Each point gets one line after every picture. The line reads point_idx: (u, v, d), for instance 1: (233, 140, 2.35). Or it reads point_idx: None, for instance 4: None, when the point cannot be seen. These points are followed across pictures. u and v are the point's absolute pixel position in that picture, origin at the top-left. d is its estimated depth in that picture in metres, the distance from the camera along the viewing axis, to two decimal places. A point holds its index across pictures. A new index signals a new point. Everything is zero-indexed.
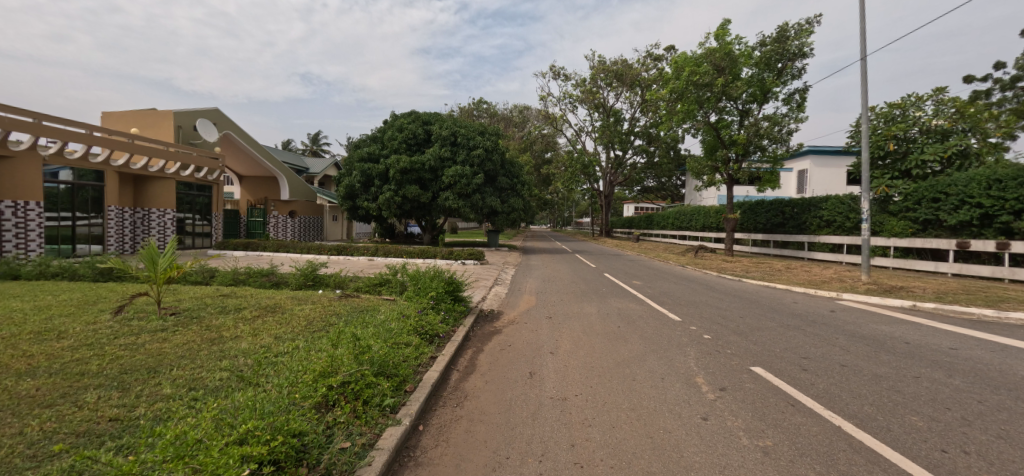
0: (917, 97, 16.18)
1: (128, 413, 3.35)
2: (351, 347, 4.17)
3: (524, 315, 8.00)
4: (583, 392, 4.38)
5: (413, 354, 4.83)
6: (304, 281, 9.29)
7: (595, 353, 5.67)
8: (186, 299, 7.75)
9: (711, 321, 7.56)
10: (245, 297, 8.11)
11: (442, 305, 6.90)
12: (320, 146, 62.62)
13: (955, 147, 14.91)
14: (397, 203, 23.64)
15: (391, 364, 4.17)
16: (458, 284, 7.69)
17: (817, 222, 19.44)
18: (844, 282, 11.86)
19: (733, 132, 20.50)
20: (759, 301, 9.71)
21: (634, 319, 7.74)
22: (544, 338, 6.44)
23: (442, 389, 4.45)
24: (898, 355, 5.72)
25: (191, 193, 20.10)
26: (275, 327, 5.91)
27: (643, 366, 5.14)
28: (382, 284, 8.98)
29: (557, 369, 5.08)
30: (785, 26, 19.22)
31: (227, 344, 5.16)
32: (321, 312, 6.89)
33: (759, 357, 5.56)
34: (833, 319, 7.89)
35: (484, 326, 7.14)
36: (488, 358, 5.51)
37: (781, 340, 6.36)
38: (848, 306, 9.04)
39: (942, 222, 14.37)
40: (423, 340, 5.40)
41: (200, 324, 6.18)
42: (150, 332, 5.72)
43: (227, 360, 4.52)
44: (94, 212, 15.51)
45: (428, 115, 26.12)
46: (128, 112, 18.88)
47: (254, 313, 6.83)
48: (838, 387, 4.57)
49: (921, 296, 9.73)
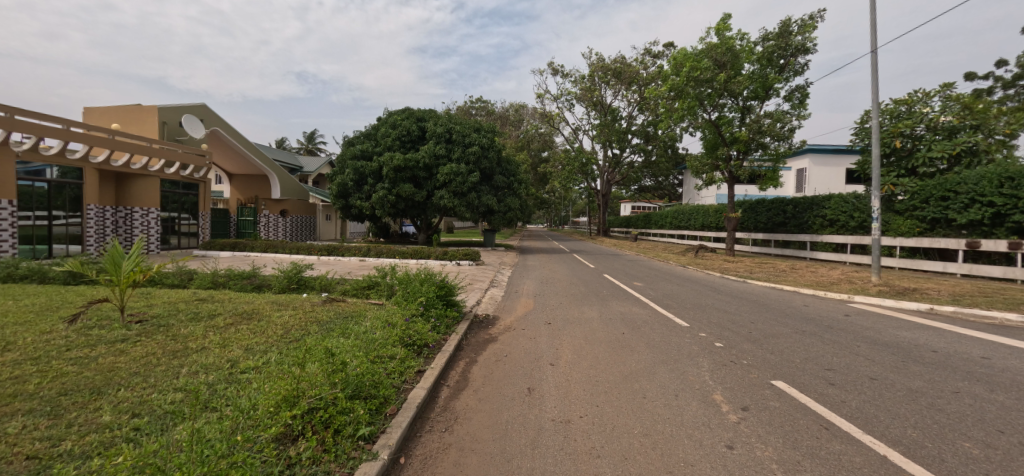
0: (924, 93, 15.78)
1: (51, 449, 2.81)
2: (324, 364, 3.65)
3: (522, 321, 7.48)
4: (589, 413, 3.89)
5: (397, 369, 4.31)
6: (288, 284, 8.74)
7: (600, 363, 5.19)
8: (158, 305, 7.19)
9: (722, 327, 7.06)
10: (222, 302, 7.56)
11: (433, 311, 6.36)
12: (316, 144, 61.89)
13: (964, 145, 14.51)
14: (391, 201, 23.09)
15: (370, 383, 3.66)
16: (450, 288, 7.15)
17: (819, 221, 19.02)
18: (852, 283, 11.41)
19: (734, 130, 20.09)
20: (767, 304, 9.23)
21: (638, 325, 7.24)
22: (543, 347, 5.94)
23: (428, 410, 3.93)
24: (929, 366, 5.25)
25: (177, 191, 19.46)
26: (248, 337, 5.38)
27: (653, 380, 4.64)
28: (371, 288, 8.46)
29: (558, 383, 4.59)
30: (788, 21, 18.76)
31: (191, 358, 4.61)
32: (301, 318, 6.34)
33: (779, 369, 5.07)
34: (850, 324, 7.41)
35: (478, 333, 6.62)
36: (482, 371, 5.00)
37: (799, 349, 5.88)
38: (862, 310, 8.57)
39: (950, 221, 13.98)
40: (409, 351, 4.88)
41: (166, 333, 5.63)
42: (108, 344, 5.16)
43: (186, 378, 4.00)
44: (74, 211, 14.83)
45: (423, 112, 25.52)
46: (111, 107, 18.23)
47: (229, 319, 6.29)
48: (873, 406, 4.09)
49: (936, 299, 9.30)
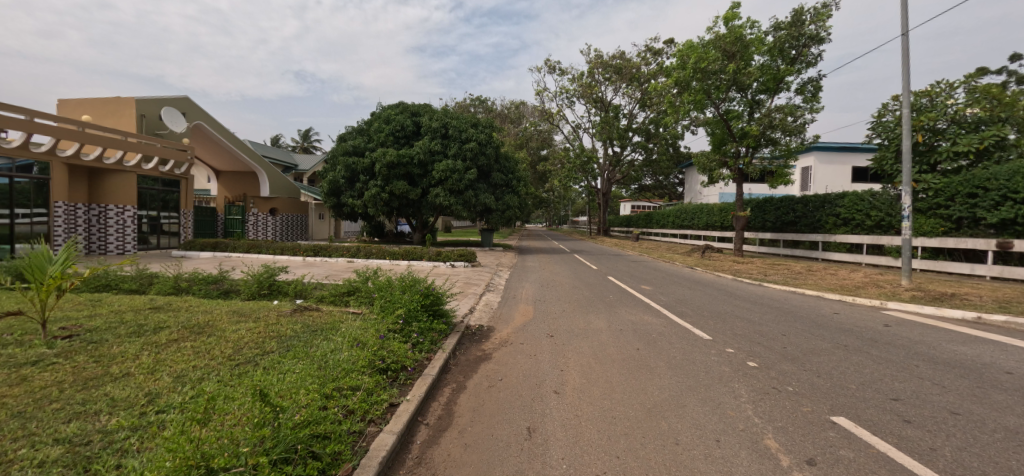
0: (948, 84, 14.75)
1: None
2: (249, 414, 2.68)
3: (520, 333, 6.54)
4: (607, 470, 2.94)
5: (359, 406, 3.34)
6: (258, 289, 7.82)
7: (615, 391, 4.26)
8: (99, 316, 6.20)
9: (751, 341, 6.12)
10: (178, 311, 6.61)
11: (415, 326, 5.39)
12: (312, 142, 60.61)
13: (992, 138, 13.52)
14: (384, 199, 22.16)
15: (313, 435, 2.70)
16: (437, 296, 6.21)
17: (832, 220, 18.13)
18: (881, 287, 10.49)
19: (743, 124, 19.23)
20: (794, 312, 8.28)
21: (654, 338, 6.30)
22: (544, 367, 4.98)
23: (396, 467, 2.97)
24: (1016, 394, 4.32)
25: (157, 188, 18.43)
26: (187, 358, 4.43)
27: (683, 416, 3.70)
28: (351, 294, 7.56)
29: (565, 421, 3.66)
30: (801, 9, 17.81)
31: (101, 390, 3.66)
32: (261, 332, 5.38)
33: (834, 399, 4.14)
34: (895, 337, 6.50)
35: (469, 349, 5.66)
36: (471, 403, 4.03)
37: (849, 371, 4.94)
38: (902, 319, 7.65)
39: (978, 220, 13.05)
40: (380, 379, 3.92)
41: (91, 354, 4.65)
42: (11, 368, 4.19)
43: (80, 423, 3.07)
44: (41, 208, 13.81)
45: (417, 106, 24.44)
46: (86, 98, 17.18)
47: (173, 335, 5.32)
48: (974, 458, 3.16)
49: (981, 306, 8.38)
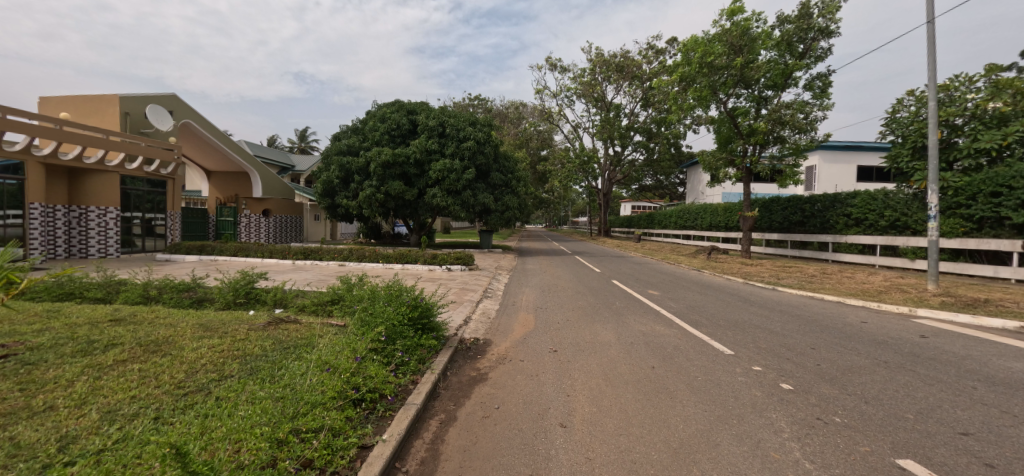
0: (967, 77, 14.11)
1: None
2: None
3: (520, 348, 5.88)
4: None
5: (319, 454, 2.70)
6: (234, 297, 7.17)
7: (632, 424, 3.61)
8: (49, 331, 5.52)
9: (778, 357, 5.47)
10: (140, 324, 5.94)
11: (400, 343, 4.78)
12: (308, 143, 59.69)
13: (1017, 134, 12.71)
14: (379, 200, 21.49)
15: None
16: (427, 307, 5.55)
17: (843, 221, 17.50)
18: (906, 292, 9.80)
19: (750, 121, 18.57)
20: (817, 320, 7.62)
21: (669, 352, 5.65)
22: (549, 391, 4.32)
23: None
24: None
25: (142, 189, 17.75)
26: (127, 386, 3.75)
27: (719, 459, 3.07)
28: (335, 303, 6.95)
29: (576, 467, 3.00)
30: (809, 2, 17.16)
31: (8, 432, 2.99)
32: (225, 351, 4.72)
33: (894, 436, 3.46)
34: (938, 351, 5.81)
35: (462, 369, 4.97)
36: (462, 441, 3.37)
37: (899, 396, 4.28)
38: (937, 328, 7.00)
39: (1003, 220, 12.33)
40: (351, 415, 3.27)
41: (19, 379, 3.98)
42: None
43: None
44: (15, 210, 13.15)
45: (414, 104, 23.67)
46: (67, 95, 16.49)
47: (123, 354, 4.65)
48: None
49: (1022, 314, 7.66)
